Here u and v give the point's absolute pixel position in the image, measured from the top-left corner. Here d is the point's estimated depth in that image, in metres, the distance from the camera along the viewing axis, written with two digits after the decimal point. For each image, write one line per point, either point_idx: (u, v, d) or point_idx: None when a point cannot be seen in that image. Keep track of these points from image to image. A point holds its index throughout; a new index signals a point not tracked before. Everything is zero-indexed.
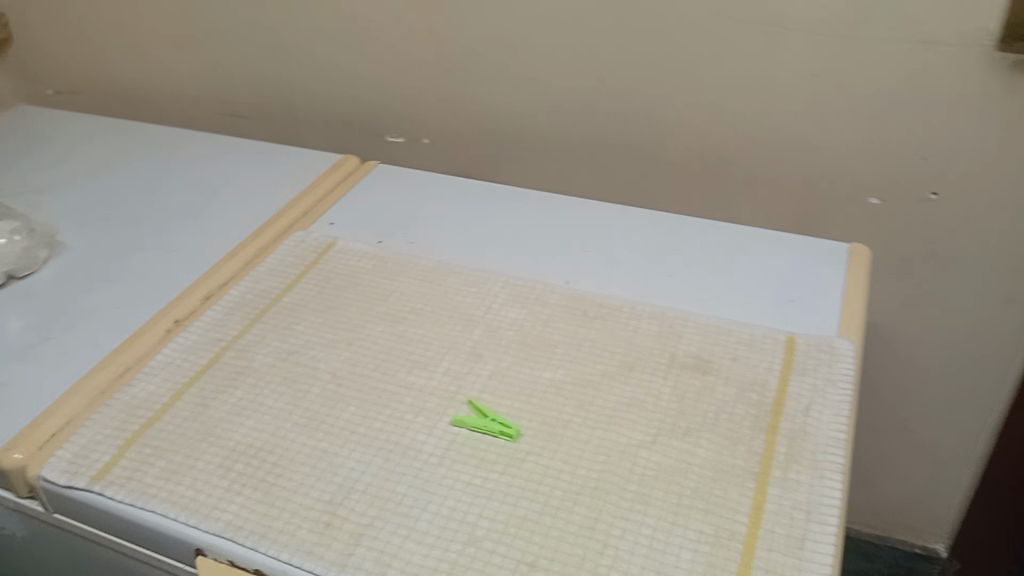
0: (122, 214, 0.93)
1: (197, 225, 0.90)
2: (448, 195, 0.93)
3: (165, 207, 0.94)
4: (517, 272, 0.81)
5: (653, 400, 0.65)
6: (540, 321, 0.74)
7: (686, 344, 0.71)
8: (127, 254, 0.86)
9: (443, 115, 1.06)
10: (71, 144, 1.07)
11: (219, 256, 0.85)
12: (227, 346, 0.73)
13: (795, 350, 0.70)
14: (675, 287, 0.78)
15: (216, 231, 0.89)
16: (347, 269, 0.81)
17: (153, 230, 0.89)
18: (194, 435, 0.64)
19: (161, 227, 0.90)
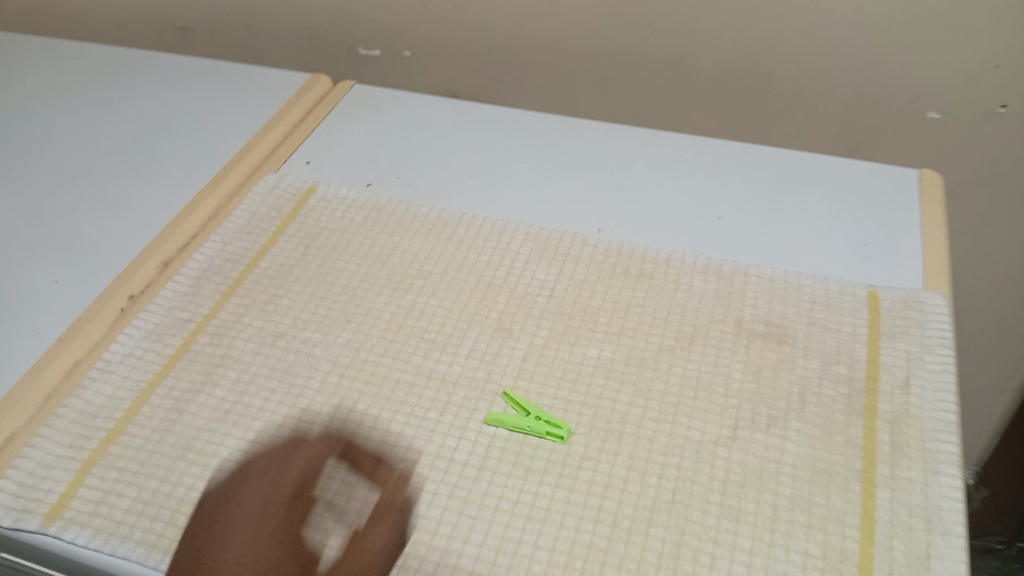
0: (52, 160, 0.77)
1: (146, 173, 0.75)
2: (443, 124, 0.80)
3: (104, 150, 0.78)
4: (538, 220, 0.69)
5: (725, 381, 0.55)
6: (575, 284, 0.62)
7: (751, 308, 0.60)
8: (64, 212, 0.71)
9: (426, 24, 0.90)
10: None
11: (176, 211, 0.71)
12: (200, 328, 0.60)
13: (880, 309, 0.59)
14: (725, 233, 0.67)
15: (170, 179, 0.74)
16: (335, 224, 0.68)
17: (92, 182, 0.74)
18: (169, 452, 0.52)
19: (102, 178, 0.75)
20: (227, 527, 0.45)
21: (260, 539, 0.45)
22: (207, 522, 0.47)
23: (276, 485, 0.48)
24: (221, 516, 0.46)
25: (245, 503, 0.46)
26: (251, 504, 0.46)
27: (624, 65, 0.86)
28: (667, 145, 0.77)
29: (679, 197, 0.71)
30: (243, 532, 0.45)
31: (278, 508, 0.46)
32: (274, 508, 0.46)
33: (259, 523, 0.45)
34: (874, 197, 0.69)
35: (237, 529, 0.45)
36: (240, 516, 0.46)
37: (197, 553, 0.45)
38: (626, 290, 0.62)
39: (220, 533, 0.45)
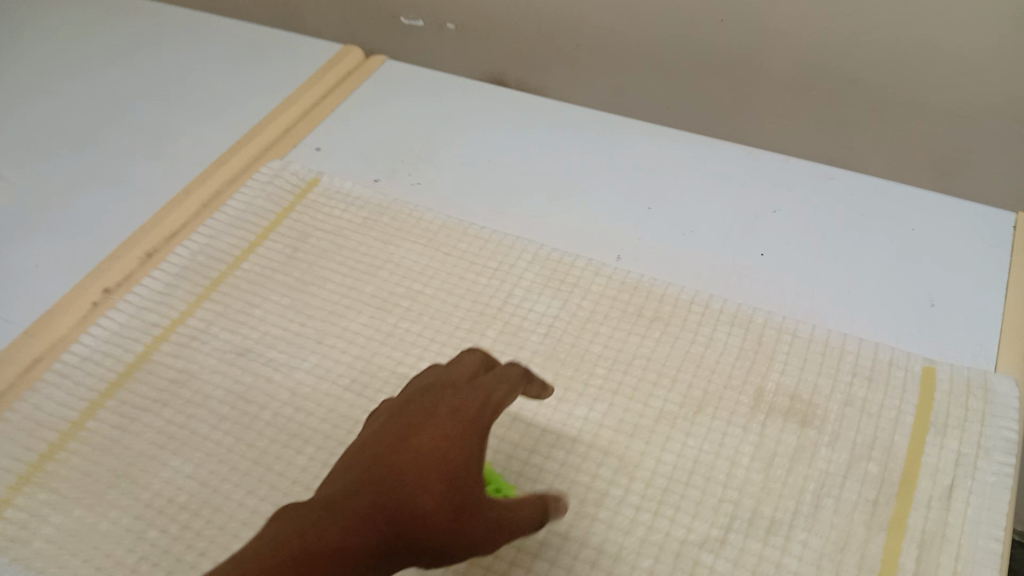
0: (64, 122, 0.73)
1: (153, 145, 0.71)
2: (470, 115, 0.71)
3: (117, 116, 0.74)
4: (552, 238, 0.60)
5: (726, 468, 0.47)
6: (578, 322, 0.54)
7: (778, 373, 0.51)
8: (63, 184, 0.67)
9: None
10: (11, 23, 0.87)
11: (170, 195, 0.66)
12: (165, 335, 0.56)
13: (935, 394, 0.49)
14: (766, 272, 0.56)
15: (175, 154, 0.69)
16: (330, 224, 0.61)
17: (97, 151, 0.70)
18: (104, 476, 0.49)
19: (109, 144, 0.71)
20: (440, 413, 0.40)
21: (473, 437, 0.39)
22: (416, 404, 0.41)
23: (485, 392, 0.41)
24: (428, 399, 0.41)
25: (458, 395, 0.41)
26: (461, 400, 0.40)
27: (688, 52, 0.75)
28: (716, 154, 0.66)
29: (720, 218, 0.60)
30: (454, 426, 0.39)
31: (488, 410, 0.40)
32: (485, 409, 0.40)
33: (469, 422, 0.39)
34: (961, 234, 0.57)
35: (449, 419, 0.39)
36: (451, 406, 0.40)
37: (405, 427, 0.39)
38: (634, 336, 0.53)
39: (432, 415, 0.40)
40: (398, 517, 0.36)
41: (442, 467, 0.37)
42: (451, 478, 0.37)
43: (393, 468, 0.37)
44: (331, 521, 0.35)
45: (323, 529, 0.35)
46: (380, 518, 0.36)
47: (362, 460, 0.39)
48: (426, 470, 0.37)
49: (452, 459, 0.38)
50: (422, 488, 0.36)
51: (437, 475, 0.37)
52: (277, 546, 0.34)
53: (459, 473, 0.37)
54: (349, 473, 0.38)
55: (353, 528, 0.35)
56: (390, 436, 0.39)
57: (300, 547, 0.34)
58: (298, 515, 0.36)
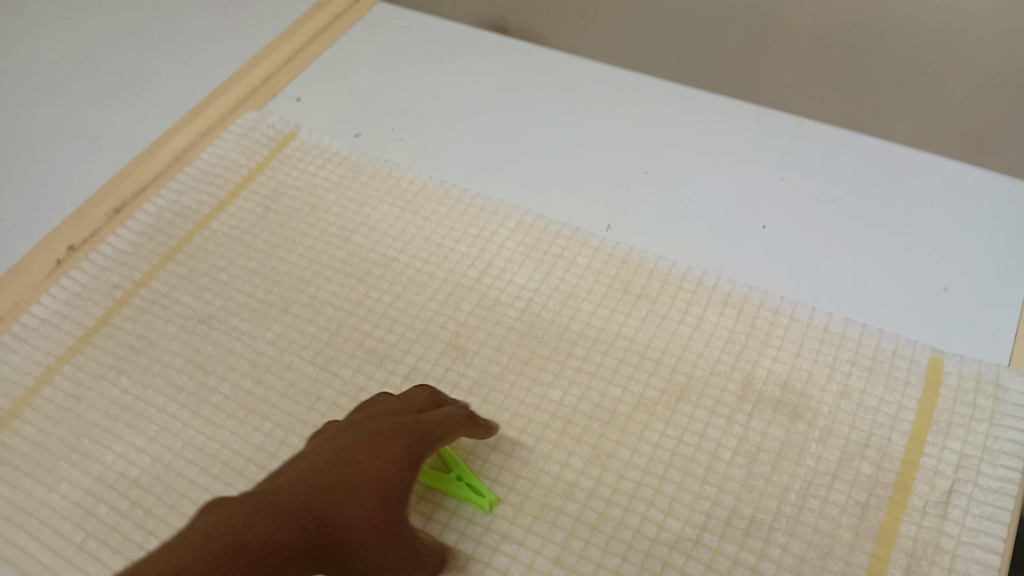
0: (31, 46, 0.67)
1: (125, 80, 0.65)
2: (455, 56, 0.64)
3: (88, 41, 0.68)
4: (537, 204, 0.55)
5: (706, 462, 0.44)
6: (558, 298, 0.51)
7: (770, 360, 0.47)
8: (27, 119, 0.62)
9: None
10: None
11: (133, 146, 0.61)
12: (127, 298, 0.53)
13: (939, 391, 0.45)
14: (770, 249, 0.51)
15: (140, 95, 0.64)
16: (305, 183, 0.58)
17: (64, 82, 0.65)
18: (55, 447, 0.47)
19: (68, 79, 0.65)
20: (384, 433, 0.38)
21: (411, 463, 0.37)
22: (358, 424, 0.39)
23: (430, 423, 0.39)
24: (372, 421, 0.39)
25: (404, 417, 0.39)
26: (406, 423, 0.39)
27: None
28: (727, 110, 0.58)
29: (724, 184, 0.54)
30: (395, 446, 0.37)
31: (431, 440, 0.39)
32: (428, 438, 0.39)
33: (410, 447, 0.38)
34: (990, 216, 0.50)
35: (391, 438, 0.37)
36: (396, 427, 0.38)
37: (346, 440, 0.37)
38: (617, 314, 0.50)
39: (376, 433, 0.38)
40: (328, 523, 0.34)
41: (377, 485, 0.36)
42: (382, 496, 0.35)
43: (330, 474, 0.35)
44: (262, 517, 0.33)
45: (254, 523, 0.32)
46: (310, 521, 0.34)
47: (296, 465, 0.37)
48: (361, 482, 0.35)
49: (389, 480, 0.36)
50: (354, 498, 0.35)
51: (370, 488, 0.35)
52: (208, 533, 0.31)
53: (391, 494, 0.36)
54: (281, 476, 0.36)
55: (282, 527, 0.33)
56: (331, 446, 0.37)
57: (231, 536, 0.31)
58: (230, 505, 0.33)
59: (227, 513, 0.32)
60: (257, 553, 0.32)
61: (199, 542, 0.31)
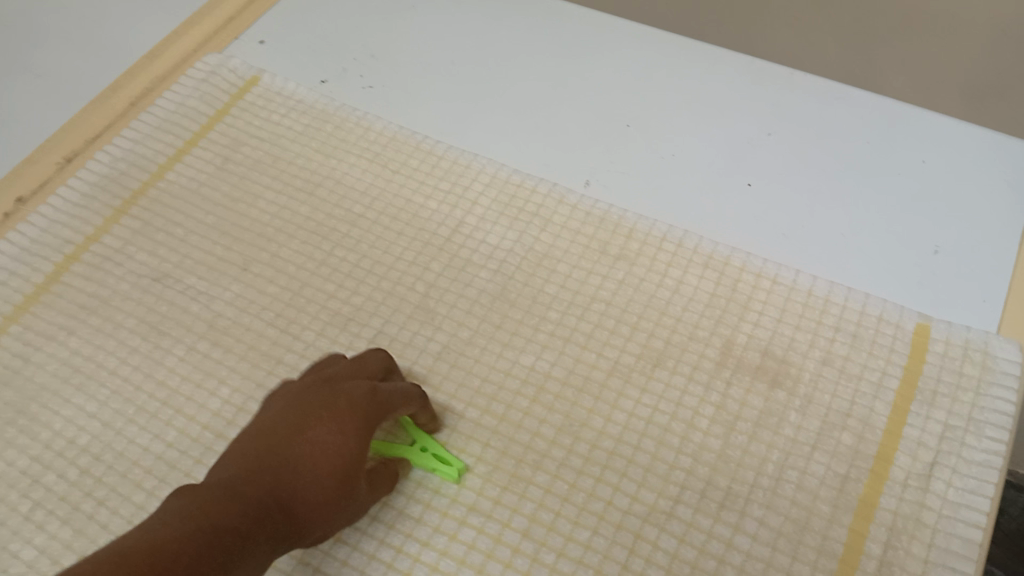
0: None
1: (76, 13, 0.60)
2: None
3: None
4: (513, 158, 0.52)
5: (682, 432, 0.42)
6: (532, 259, 0.49)
7: (752, 324, 0.45)
8: None
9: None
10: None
11: (84, 86, 0.56)
12: (79, 254, 0.51)
13: (925, 358, 0.43)
14: (755, 208, 0.49)
15: (93, 31, 0.59)
16: (268, 132, 0.55)
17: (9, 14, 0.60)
18: (1, 412, 0.45)
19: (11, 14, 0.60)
20: (340, 405, 0.37)
21: (367, 435, 0.37)
22: (312, 392, 0.38)
23: (387, 393, 0.39)
24: (327, 390, 0.38)
25: (359, 386, 0.38)
26: (362, 394, 0.38)
27: None
28: (717, 58, 0.55)
29: (710, 137, 0.51)
30: (351, 420, 0.37)
31: (388, 410, 0.38)
32: (385, 410, 0.38)
33: (367, 419, 0.37)
34: (981, 175, 0.48)
35: (347, 413, 0.37)
36: (352, 400, 0.37)
37: (301, 415, 0.37)
38: (594, 276, 0.48)
39: (331, 407, 0.37)
40: (291, 507, 0.35)
41: (336, 464, 0.36)
42: (344, 473, 0.36)
43: (289, 459, 0.36)
44: (235, 503, 0.34)
45: (222, 511, 0.33)
46: (274, 506, 0.35)
47: (254, 443, 0.37)
48: (321, 463, 0.36)
49: (347, 458, 0.36)
50: (316, 479, 0.35)
51: (329, 469, 0.36)
52: (184, 517, 0.32)
53: (351, 470, 0.36)
54: (240, 457, 0.36)
55: (251, 514, 0.34)
56: (286, 425, 0.37)
57: (202, 524, 0.32)
58: (196, 494, 0.34)
59: (194, 503, 0.33)
60: (234, 536, 0.33)
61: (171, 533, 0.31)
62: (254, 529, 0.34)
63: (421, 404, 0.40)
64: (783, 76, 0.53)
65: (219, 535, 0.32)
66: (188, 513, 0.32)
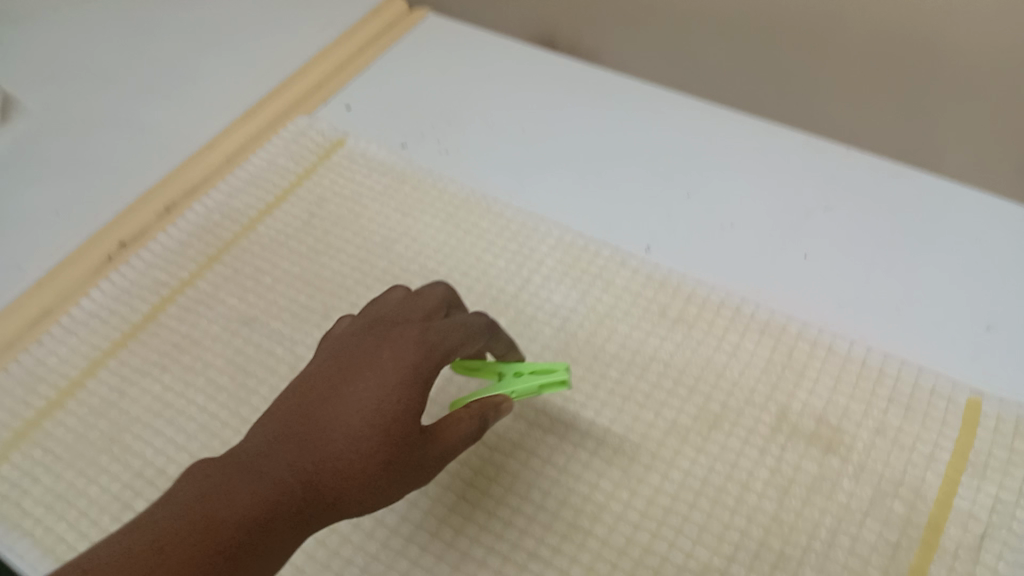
0: (100, 57, 0.71)
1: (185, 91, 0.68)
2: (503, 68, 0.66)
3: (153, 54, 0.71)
4: (579, 224, 0.56)
5: (737, 493, 0.44)
6: (595, 318, 0.51)
7: (806, 393, 0.47)
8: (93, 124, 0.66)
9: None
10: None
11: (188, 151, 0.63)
12: (175, 296, 0.55)
13: (977, 431, 0.44)
14: (808, 276, 0.51)
15: (202, 104, 0.67)
16: (351, 191, 0.59)
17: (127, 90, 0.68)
18: (98, 441, 0.48)
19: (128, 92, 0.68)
20: (383, 359, 0.41)
21: (409, 386, 0.40)
22: (355, 351, 0.42)
23: (439, 334, 0.42)
24: (374, 343, 0.42)
25: (406, 336, 0.41)
26: (408, 343, 0.41)
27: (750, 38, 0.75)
28: (772, 133, 0.59)
29: (766, 207, 0.55)
30: (394, 374, 0.40)
31: (439, 352, 0.41)
32: (437, 350, 0.41)
33: (410, 372, 0.40)
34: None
35: (391, 365, 0.40)
36: (396, 351, 0.41)
37: (343, 376, 0.41)
38: (653, 338, 0.50)
39: (375, 361, 0.41)
40: (319, 478, 0.38)
41: (373, 425, 0.39)
42: (385, 430, 0.39)
43: (324, 424, 0.39)
44: (255, 479, 0.37)
45: (235, 493, 0.36)
46: (300, 481, 0.37)
47: (290, 413, 0.40)
48: (358, 423, 0.39)
49: (384, 415, 0.39)
50: (352, 442, 0.38)
51: (367, 430, 0.39)
52: (199, 497, 0.36)
53: (391, 425, 0.39)
54: (275, 422, 0.40)
55: (273, 491, 0.37)
56: (326, 386, 0.41)
57: (209, 513, 0.35)
58: (214, 476, 0.37)
59: (205, 488, 0.36)
60: (252, 513, 0.36)
61: (171, 527, 0.34)
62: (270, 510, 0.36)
63: (487, 336, 0.44)
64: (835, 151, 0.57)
65: (225, 522, 0.35)
66: (203, 493, 0.36)
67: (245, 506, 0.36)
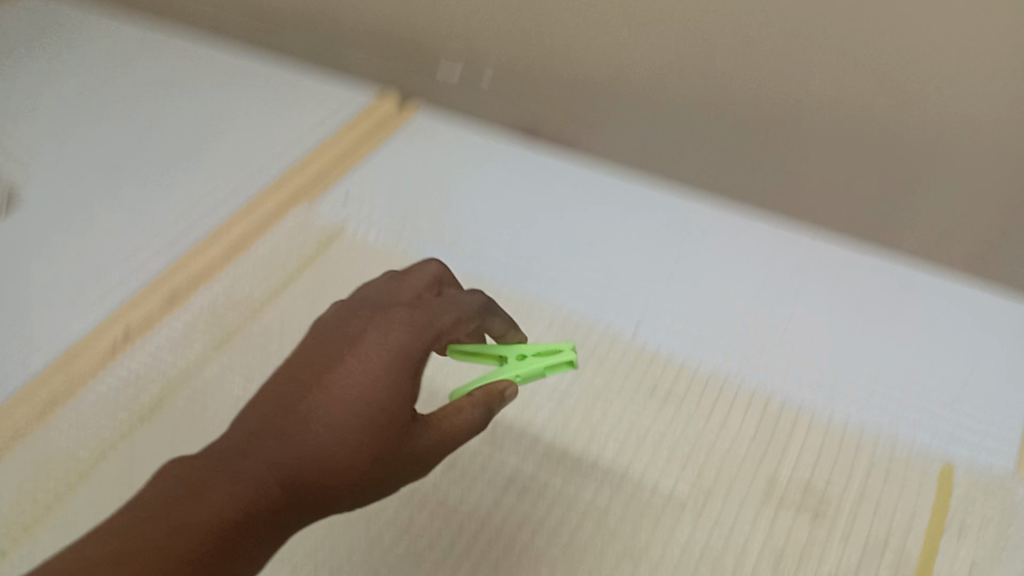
0: (102, 156, 0.74)
1: (187, 187, 0.71)
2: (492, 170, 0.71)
3: (154, 153, 0.75)
4: (572, 306, 0.59)
5: (734, 562, 0.46)
6: (589, 396, 0.54)
7: (791, 465, 0.50)
8: (99, 219, 0.68)
9: (508, 14, 0.70)
10: (47, 48, 0.88)
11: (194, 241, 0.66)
12: (181, 383, 0.56)
13: (950, 496, 0.48)
14: (787, 355, 0.56)
15: (204, 199, 0.70)
16: (349, 279, 0.62)
17: (132, 187, 0.71)
18: None
19: (133, 190, 0.71)
20: (370, 345, 0.42)
21: (396, 370, 0.41)
22: (338, 343, 0.43)
23: (426, 317, 0.43)
24: (361, 330, 0.43)
25: (393, 321, 0.43)
26: (395, 329, 0.42)
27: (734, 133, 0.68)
28: (741, 234, 0.65)
29: (744, 297, 0.60)
30: (381, 358, 0.41)
31: (426, 333, 0.43)
32: (425, 333, 0.43)
33: (398, 356, 0.41)
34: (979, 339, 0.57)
35: (377, 351, 0.41)
36: (382, 337, 0.42)
37: (329, 367, 0.42)
38: (646, 416, 0.52)
39: (361, 348, 0.42)
40: (301, 471, 0.38)
41: (358, 413, 0.39)
42: (370, 417, 0.39)
43: (307, 416, 0.40)
44: (232, 477, 0.37)
45: (210, 492, 0.36)
46: (279, 477, 0.38)
47: (273, 408, 0.40)
48: (342, 412, 0.39)
49: (370, 402, 0.40)
50: (336, 432, 0.39)
51: (351, 418, 0.39)
52: (171, 499, 0.36)
53: (377, 413, 0.40)
54: (257, 417, 0.40)
55: (250, 487, 0.37)
56: (312, 376, 0.41)
57: (180, 513, 0.35)
58: (189, 477, 0.37)
59: (177, 489, 0.37)
60: (226, 513, 0.36)
61: (141, 529, 0.35)
62: (249, 510, 0.36)
63: (482, 315, 0.46)
64: (800, 253, 0.63)
65: (198, 523, 0.35)
66: (175, 495, 0.36)
67: (222, 505, 0.36)
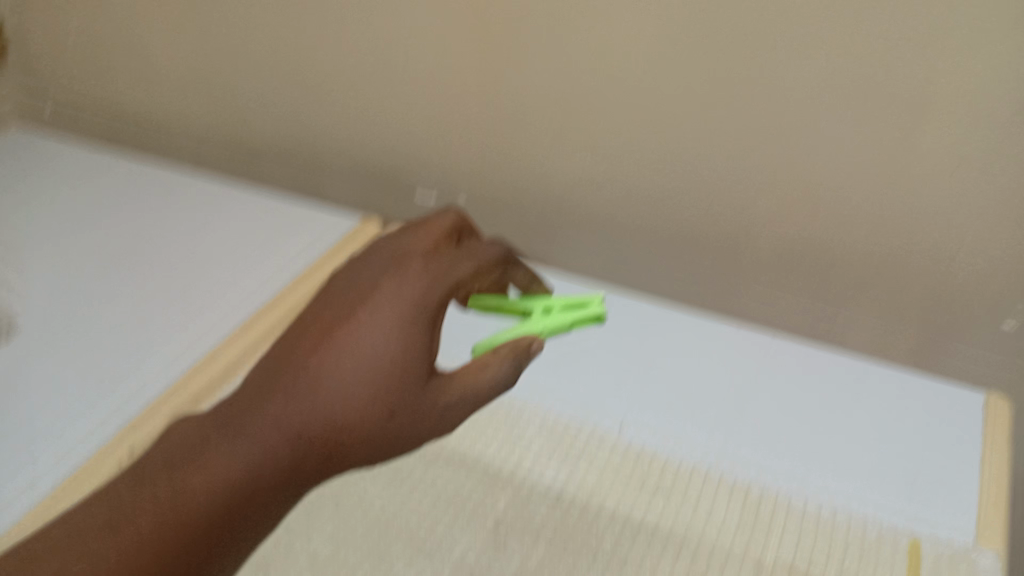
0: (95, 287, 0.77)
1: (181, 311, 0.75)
2: None
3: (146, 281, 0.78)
4: (558, 408, 0.63)
5: None
6: (584, 492, 0.56)
7: (774, 548, 0.53)
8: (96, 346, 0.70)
9: (486, 143, 0.81)
10: (30, 185, 0.91)
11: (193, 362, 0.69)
12: None
13: (920, 567, 0.52)
14: (760, 448, 0.61)
15: (199, 321, 0.73)
16: None
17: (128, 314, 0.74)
18: None
19: (129, 316, 0.74)
20: (379, 305, 0.45)
21: (403, 334, 0.44)
22: (342, 308, 0.46)
23: (437, 277, 0.48)
24: (371, 290, 0.47)
25: (403, 285, 0.47)
26: (404, 293, 0.46)
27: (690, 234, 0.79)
28: (706, 335, 0.71)
29: (717, 395, 0.65)
30: (389, 320, 0.45)
31: (437, 290, 0.47)
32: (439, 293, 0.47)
33: (406, 319, 0.45)
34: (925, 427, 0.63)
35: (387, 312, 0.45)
36: (389, 300, 0.45)
37: (338, 325, 0.44)
38: (637, 509, 0.55)
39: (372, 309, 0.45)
40: (310, 435, 0.41)
41: (367, 379, 0.42)
42: (379, 380, 0.42)
43: (315, 377, 0.42)
44: (245, 442, 0.41)
45: (219, 460, 0.40)
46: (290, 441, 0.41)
47: (281, 368, 0.43)
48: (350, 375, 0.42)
49: (378, 365, 0.43)
50: (343, 397, 0.42)
51: (359, 382, 0.42)
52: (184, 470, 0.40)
53: (385, 375, 0.43)
54: (266, 379, 0.43)
55: (263, 455, 0.40)
56: (322, 334, 0.44)
57: (191, 486, 0.39)
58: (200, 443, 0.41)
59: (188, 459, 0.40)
60: (240, 481, 0.40)
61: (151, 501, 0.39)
62: (252, 475, 0.40)
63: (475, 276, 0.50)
64: (762, 351, 0.69)
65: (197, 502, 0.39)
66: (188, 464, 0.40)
67: (219, 476, 0.40)
